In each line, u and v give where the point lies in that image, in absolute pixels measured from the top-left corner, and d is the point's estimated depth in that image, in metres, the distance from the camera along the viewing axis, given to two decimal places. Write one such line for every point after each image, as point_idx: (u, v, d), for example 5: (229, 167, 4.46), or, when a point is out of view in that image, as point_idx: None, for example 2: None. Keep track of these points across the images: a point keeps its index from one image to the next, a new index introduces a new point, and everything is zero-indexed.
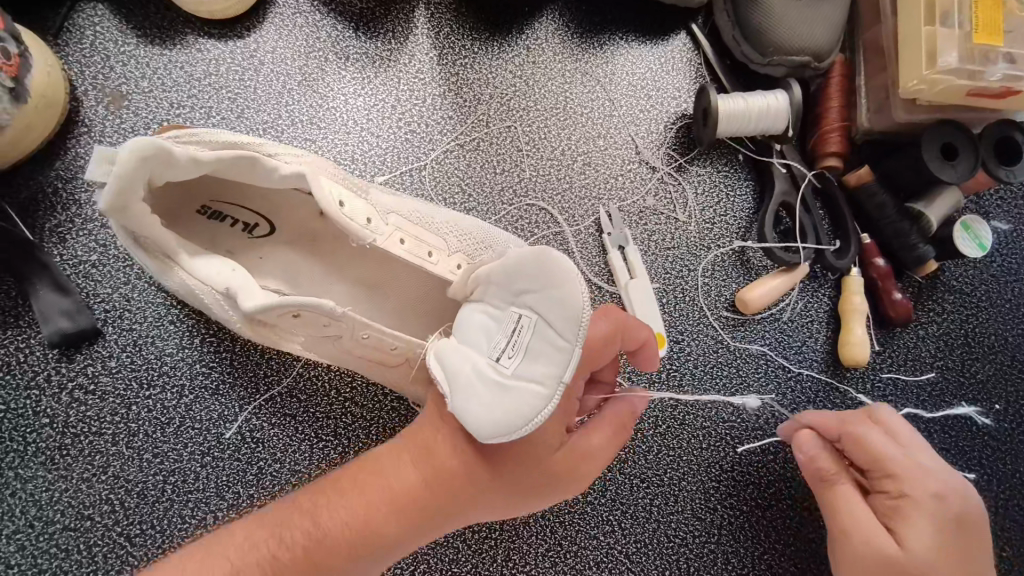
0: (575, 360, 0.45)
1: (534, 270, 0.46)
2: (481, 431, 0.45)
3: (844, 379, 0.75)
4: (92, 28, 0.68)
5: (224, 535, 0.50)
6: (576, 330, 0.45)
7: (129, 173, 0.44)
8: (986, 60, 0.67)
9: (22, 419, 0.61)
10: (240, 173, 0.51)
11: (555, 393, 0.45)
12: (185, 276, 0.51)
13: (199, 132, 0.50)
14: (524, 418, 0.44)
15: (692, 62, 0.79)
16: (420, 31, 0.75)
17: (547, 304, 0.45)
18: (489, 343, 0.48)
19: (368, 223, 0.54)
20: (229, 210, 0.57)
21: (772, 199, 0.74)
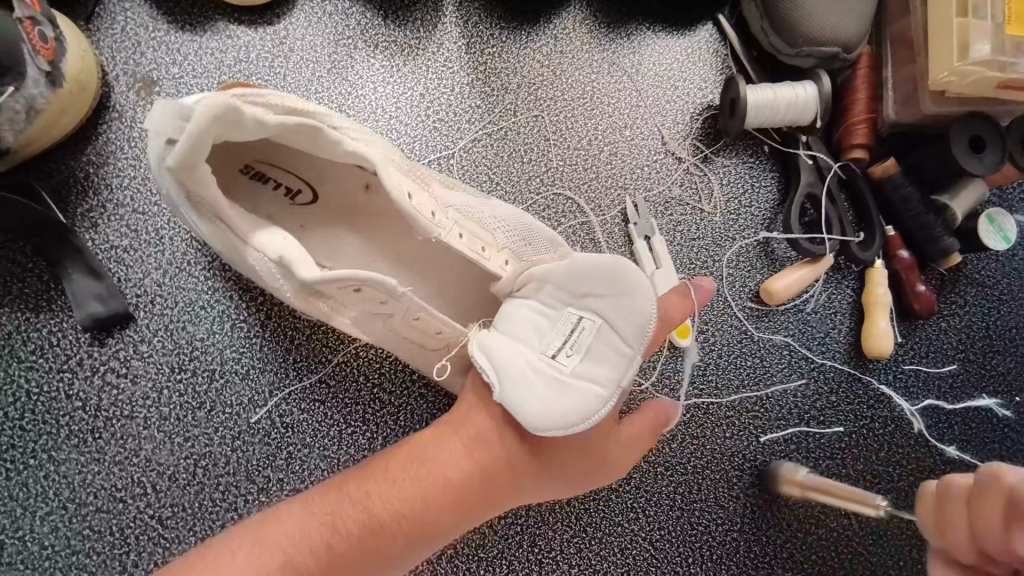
0: (633, 368, 0.47)
1: (602, 277, 0.48)
2: (535, 422, 0.46)
3: (866, 371, 0.75)
4: (123, 13, 0.68)
5: (277, 525, 0.48)
6: (640, 340, 0.47)
7: (201, 135, 0.43)
8: (1018, 52, 0.66)
9: (55, 402, 0.62)
10: (301, 143, 0.51)
11: (612, 395, 0.47)
12: (244, 245, 0.51)
13: (266, 92, 0.49)
14: (579, 417, 0.46)
15: (718, 54, 0.80)
16: (448, 19, 0.75)
17: (613, 310, 0.47)
18: (543, 339, 0.49)
19: (433, 217, 0.54)
20: (273, 174, 0.58)
21: (798, 191, 0.74)
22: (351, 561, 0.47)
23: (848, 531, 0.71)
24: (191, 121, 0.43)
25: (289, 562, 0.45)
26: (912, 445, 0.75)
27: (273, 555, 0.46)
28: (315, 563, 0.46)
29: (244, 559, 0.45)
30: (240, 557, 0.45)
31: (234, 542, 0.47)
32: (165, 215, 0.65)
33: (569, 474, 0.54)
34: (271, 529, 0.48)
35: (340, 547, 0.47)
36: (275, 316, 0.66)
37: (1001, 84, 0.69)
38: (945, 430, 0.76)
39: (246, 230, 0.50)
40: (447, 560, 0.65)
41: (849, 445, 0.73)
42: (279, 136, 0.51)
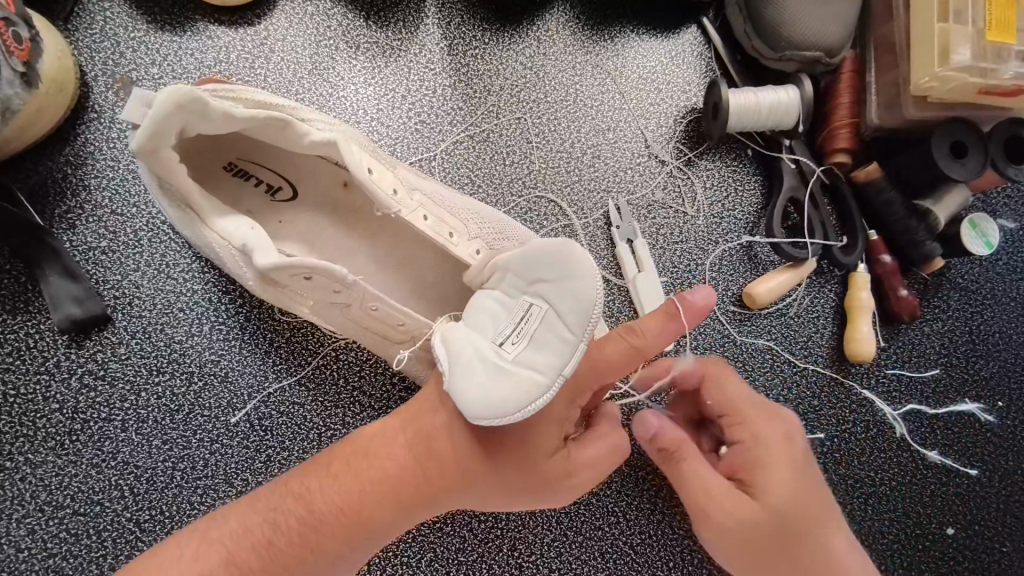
0: (578, 355, 0.44)
1: (551, 260, 0.46)
2: (471, 409, 0.44)
3: (848, 375, 0.75)
4: (102, 13, 0.68)
5: (222, 519, 0.50)
6: (584, 325, 0.44)
7: (165, 118, 0.45)
8: (999, 57, 0.66)
9: (32, 404, 0.61)
10: (272, 135, 0.52)
11: (553, 383, 0.44)
12: (207, 231, 0.52)
13: (235, 91, 0.52)
14: (516, 405, 0.43)
15: (702, 56, 0.79)
16: (430, 21, 0.75)
17: (560, 294, 0.45)
18: (496, 328, 0.48)
19: (395, 194, 0.55)
20: (255, 171, 0.58)
21: (781, 194, 0.74)
22: (292, 556, 0.48)
23: None
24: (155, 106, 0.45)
25: (227, 559, 0.47)
26: (895, 449, 0.75)
27: (216, 552, 0.48)
28: (255, 560, 0.48)
29: (188, 557, 0.48)
30: (185, 555, 0.48)
31: (182, 538, 0.49)
32: (144, 216, 0.65)
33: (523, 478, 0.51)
34: (215, 526, 0.50)
35: (280, 543, 0.48)
36: (254, 318, 0.66)
37: (983, 89, 0.69)
38: (928, 434, 0.76)
39: (212, 219, 0.51)
40: (427, 564, 0.65)
41: (830, 450, 0.74)
42: (251, 130, 0.52)
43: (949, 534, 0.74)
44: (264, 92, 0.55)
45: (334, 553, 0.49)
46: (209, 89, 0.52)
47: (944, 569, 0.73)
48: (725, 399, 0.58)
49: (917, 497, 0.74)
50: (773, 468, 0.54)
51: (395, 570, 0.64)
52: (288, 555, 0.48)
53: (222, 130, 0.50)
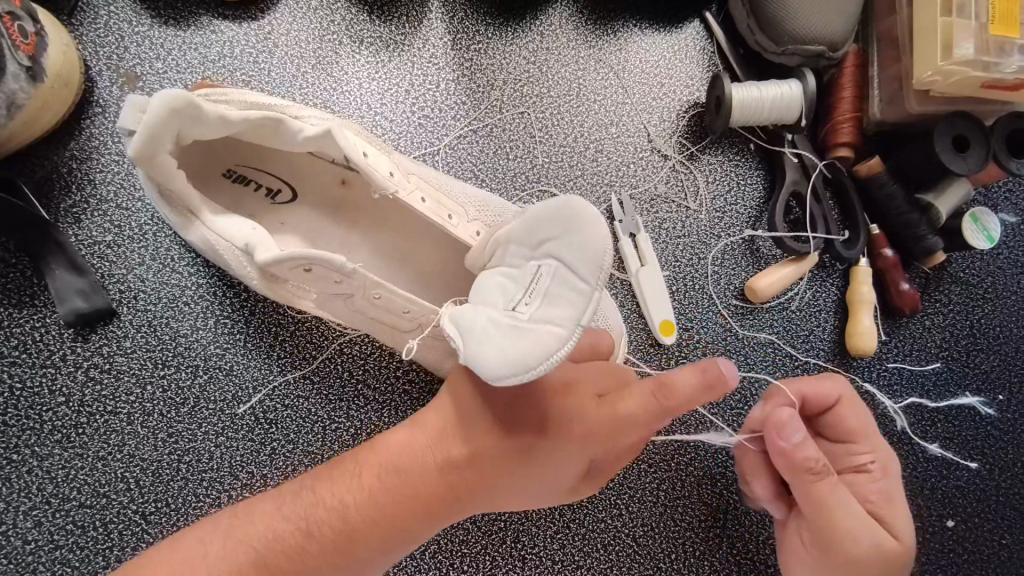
0: (595, 303, 0.43)
1: (556, 217, 0.46)
2: (489, 370, 0.42)
3: (850, 369, 0.76)
4: (106, 8, 0.68)
5: (251, 520, 0.49)
6: (598, 272, 0.43)
7: (160, 120, 0.45)
8: (1001, 51, 0.66)
9: (38, 397, 0.62)
10: (266, 135, 0.53)
11: (573, 334, 0.43)
12: (207, 233, 0.52)
13: (228, 93, 0.53)
14: (537, 359, 0.42)
15: (705, 51, 0.80)
16: (434, 16, 0.75)
17: (567, 247, 0.45)
18: (506, 299, 0.47)
19: (391, 177, 0.55)
20: (254, 175, 0.59)
21: (783, 188, 0.74)
22: (325, 562, 0.48)
23: None
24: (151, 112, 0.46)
25: (257, 564, 0.47)
26: (895, 441, 0.75)
27: (244, 555, 0.47)
28: (286, 562, 0.47)
29: (215, 555, 0.47)
30: (212, 552, 0.47)
31: (206, 536, 0.48)
32: (148, 211, 0.65)
33: (544, 486, 0.53)
34: (243, 526, 0.49)
35: (314, 551, 0.48)
36: (258, 312, 0.66)
37: (985, 83, 0.69)
38: (927, 427, 0.76)
39: (210, 218, 0.51)
40: (431, 556, 0.65)
41: None
42: (244, 132, 0.53)
43: (949, 526, 0.74)
44: (255, 94, 0.56)
45: (361, 560, 0.49)
46: (202, 95, 0.53)
47: (944, 561, 0.73)
48: (855, 427, 0.61)
49: (917, 489, 0.74)
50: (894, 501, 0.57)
51: (399, 562, 0.65)
52: (321, 563, 0.48)
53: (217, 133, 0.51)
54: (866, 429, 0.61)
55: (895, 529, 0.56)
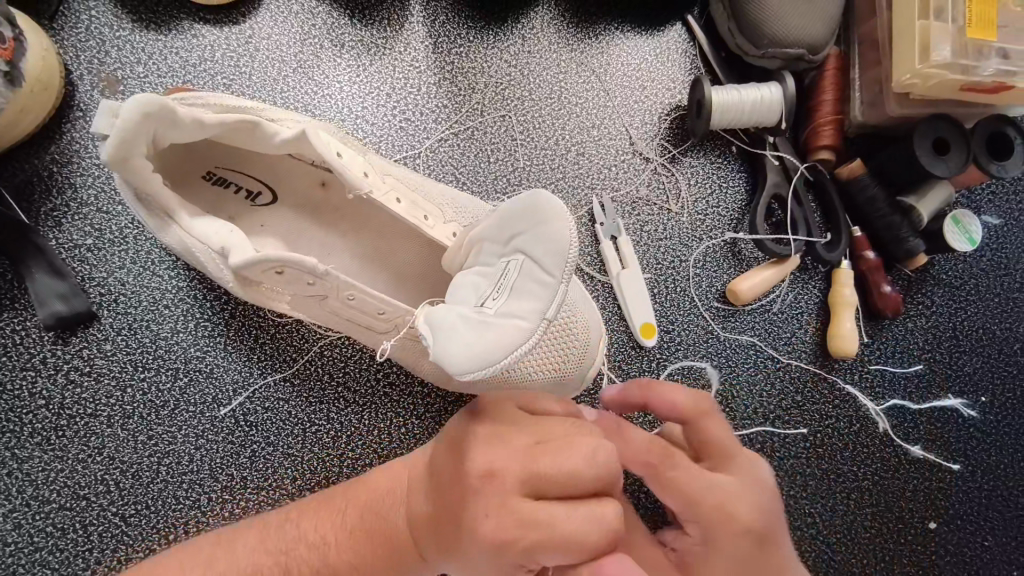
0: (560, 296, 0.45)
1: (524, 212, 0.47)
2: (456, 363, 0.43)
3: (831, 371, 0.76)
4: (87, 13, 0.68)
5: (231, 548, 0.49)
6: (563, 265, 0.44)
7: (134, 125, 0.46)
8: (980, 54, 0.67)
9: (18, 400, 0.62)
10: (242, 138, 0.53)
11: (538, 327, 0.45)
12: (185, 236, 0.52)
13: (204, 96, 0.53)
14: (503, 352, 0.43)
15: (687, 54, 0.80)
16: (415, 19, 0.75)
17: (533, 241, 0.46)
18: (477, 297, 0.48)
19: (366, 177, 0.55)
20: (233, 178, 0.59)
21: (764, 191, 0.74)
22: None
23: (812, 529, 0.73)
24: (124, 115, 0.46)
25: None
26: (877, 443, 0.75)
27: None
28: None
29: None
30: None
31: (187, 562, 0.48)
32: (128, 214, 0.66)
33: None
34: (225, 556, 0.49)
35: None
36: (239, 315, 0.66)
37: (964, 86, 0.69)
38: (910, 429, 0.76)
39: (188, 223, 0.51)
40: None
41: (813, 446, 0.74)
42: (222, 135, 0.53)
43: (931, 528, 0.74)
44: (231, 96, 0.56)
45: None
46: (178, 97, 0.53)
47: (925, 563, 0.74)
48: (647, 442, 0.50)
49: (898, 491, 0.75)
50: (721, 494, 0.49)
51: None
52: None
53: (194, 136, 0.51)
54: (653, 450, 0.49)
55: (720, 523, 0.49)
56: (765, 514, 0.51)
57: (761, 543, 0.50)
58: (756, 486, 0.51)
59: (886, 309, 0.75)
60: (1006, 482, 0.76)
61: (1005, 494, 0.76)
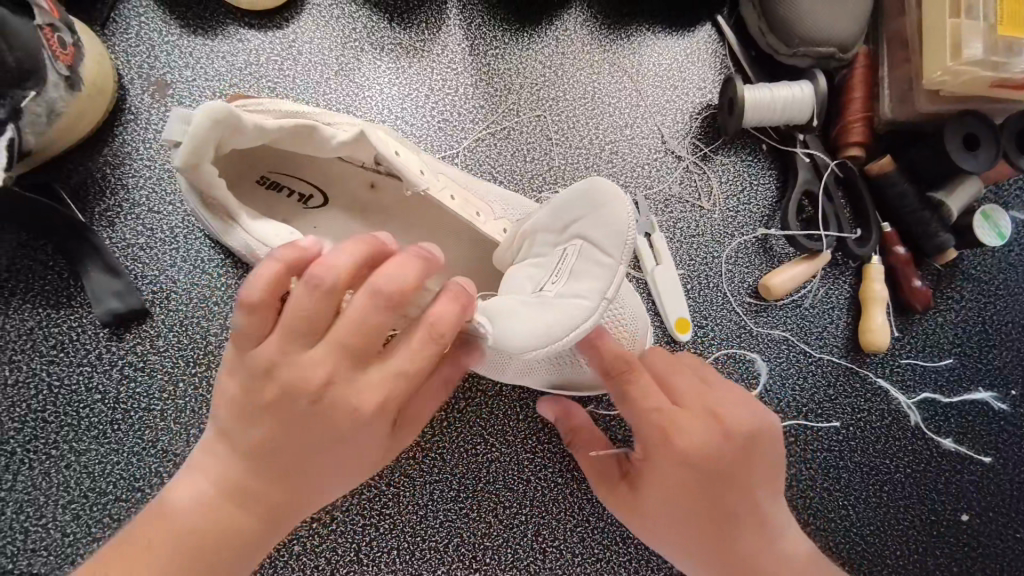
0: (619, 275, 0.48)
1: (581, 197, 0.51)
2: (523, 338, 0.48)
3: (863, 364, 0.77)
4: (137, 19, 0.70)
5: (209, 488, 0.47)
6: (622, 246, 0.48)
7: (205, 133, 0.48)
8: (1010, 51, 0.68)
9: (76, 395, 0.64)
10: (301, 142, 0.55)
11: (598, 307, 0.48)
12: (245, 237, 0.54)
13: (266, 102, 0.55)
14: (565, 329, 0.47)
15: (717, 53, 0.81)
16: (452, 22, 0.77)
17: (593, 223, 0.49)
18: (535, 283, 0.52)
19: (421, 174, 0.56)
20: (286, 181, 0.61)
21: (796, 187, 0.76)
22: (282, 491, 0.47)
23: (846, 521, 0.74)
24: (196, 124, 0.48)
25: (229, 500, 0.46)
26: (909, 437, 0.76)
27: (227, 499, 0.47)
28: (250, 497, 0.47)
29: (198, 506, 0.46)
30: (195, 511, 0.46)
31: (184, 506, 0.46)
32: (179, 214, 0.68)
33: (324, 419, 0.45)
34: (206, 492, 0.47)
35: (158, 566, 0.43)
36: None
37: (993, 83, 0.70)
38: (941, 423, 0.77)
39: (250, 225, 0.53)
40: (454, 549, 0.67)
41: (845, 439, 0.75)
42: (281, 140, 0.54)
43: (963, 520, 0.75)
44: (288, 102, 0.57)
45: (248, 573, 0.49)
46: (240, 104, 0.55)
47: (958, 555, 0.75)
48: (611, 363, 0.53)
49: (932, 483, 0.76)
50: (692, 420, 0.53)
51: (425, 554, 0.66)
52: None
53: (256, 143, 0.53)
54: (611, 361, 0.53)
55: (687, 446, 0.52)
56: (717, 461, 0.52)
57: (715, 484, 0.53)
58: (713, 430, 0.53)
59: (915, 304, 0.76)
60: None
61: None
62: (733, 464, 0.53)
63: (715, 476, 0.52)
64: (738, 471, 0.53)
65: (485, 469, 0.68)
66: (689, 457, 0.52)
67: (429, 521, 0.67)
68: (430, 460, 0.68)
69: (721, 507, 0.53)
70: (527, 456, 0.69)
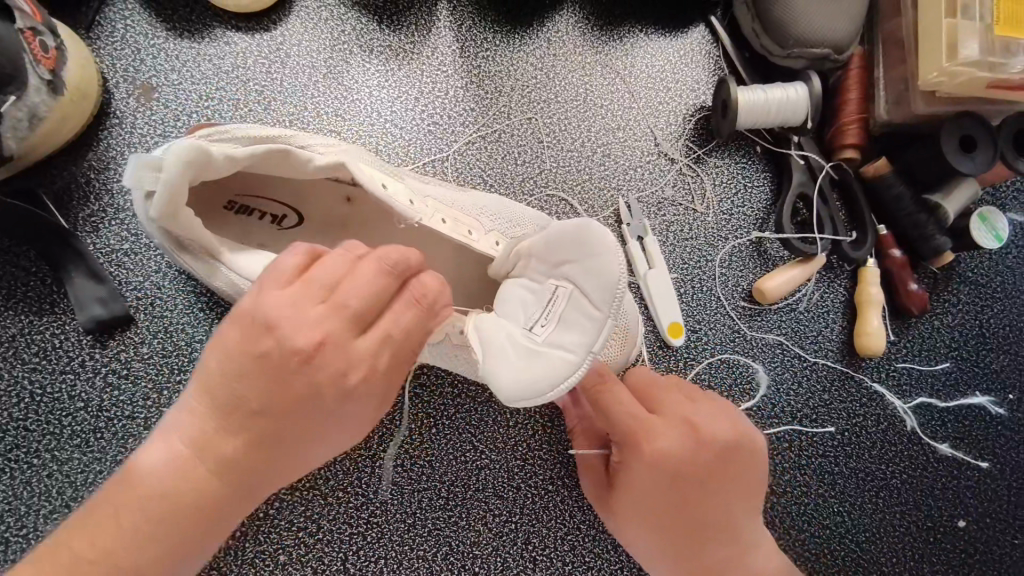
0: (605, 330, 0.47)
1: (575, 242, 0.50)
2: (507, 384, 0.49)
3: (858, 369, 0.76)
4: (122, 21, 0.70)
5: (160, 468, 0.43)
6: (609, 301, 0.47)
7: (177, 180, 0.45)
8: (1007, 52, 0.67)
9: (59, 403, 0.63)
10: (274, 168, 0.51)
11: (582, 361, 0.47)
12: (229, 274, 0.52)
13: (229, 128, 0.50)
14: (548, 384, 0.47)
15: (711, 54, 0.80)
16: (442, 24, 0.76)
17: (584, 272, 0.49)
18: (525, 316, 0.53)
19: (411, 204, 0.56)
20: (256, 204, 0.58)
21: (790, 189, 0.75)
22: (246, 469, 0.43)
23: (840, 528, 0.73)
24: (167, 171, 0.45)
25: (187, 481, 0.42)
26: (905, 442, 0.76)
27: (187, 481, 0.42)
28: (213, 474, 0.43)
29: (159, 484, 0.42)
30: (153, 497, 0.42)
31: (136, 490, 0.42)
32: None
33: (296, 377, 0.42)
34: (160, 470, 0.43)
35: (126, 534, 0.41)
36: None
37: (990, 84, 0.69)
38: (938, 428, 0.76)
39: (232, 262, 0.52)
40: (443, 557, 0.66)
41: (840, 445, 0.75)
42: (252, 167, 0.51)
43: (959, 526, 0.74)
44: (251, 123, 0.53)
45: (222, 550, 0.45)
46: (201, 133, 0.50)
47: (955, 561, 0.74)
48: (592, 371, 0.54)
49: (928, 489, 0.75)
50: (669, 428, 0.53)
51: (413, 563, 0.65)
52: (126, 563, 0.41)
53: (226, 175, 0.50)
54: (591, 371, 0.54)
55: (661, 453, 0.52)
56: (693, 468, 0.52)
57: (690, 490, 0.52)
58: (691, 437, 0.53)
59: (913, 308, 0.75)
60: None
61: None
62: (709, 472, 0.53)
63: (694, 484, 0.52)
64: (715, 479, 0.53)
65: (475, 477, 0.68)
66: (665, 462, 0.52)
67: (418, 529, 0.66)
68: (419, 467, 0.67)
69: (699, 515, 0.53)
70: (518, 463, 0.68)
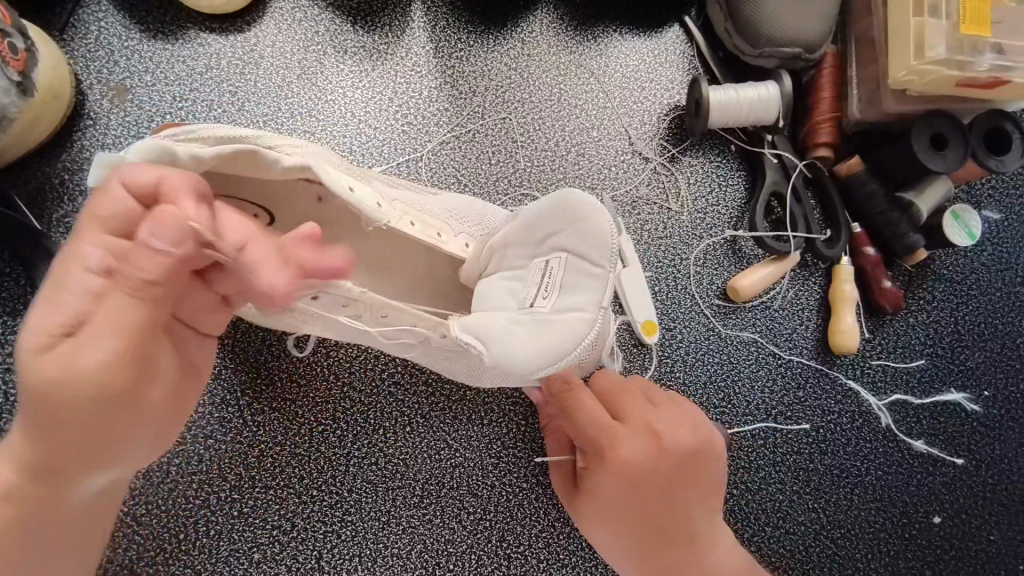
0: (610, 285, 0.51)
1: (560, 211, 0.51)
2: (525, 361, 0.50)
3: (833, 366, 0.77)
4: (96, 23, 0.70)
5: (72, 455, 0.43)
6: (608, 256, 0.50)
7: None
8: (975, 50, 0.68)
9: None
10: (241, 169, 0.50)
11: (597, 316, 0.51)
12: None
13: (195, 128, 0.50)
14: (572, 342, 0.51)
15: (686, 54, 0.81)
16: (416, 25, 0.77)
17: (573, 239, 0.51)
18: (517, 300, 0.54)
19: (379, 207, 0.55)
20: None
21: (764, 188, 0.75)
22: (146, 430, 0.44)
23: (816, 524, 0.73)
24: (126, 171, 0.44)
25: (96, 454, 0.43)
26: (880, 438, 0.76)
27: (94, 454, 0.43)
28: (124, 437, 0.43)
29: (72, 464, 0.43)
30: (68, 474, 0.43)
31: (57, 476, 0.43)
32: None
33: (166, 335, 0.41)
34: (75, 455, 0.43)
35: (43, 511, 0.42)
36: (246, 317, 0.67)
37: (960, 82, 0.70)
38: (913, 424, 0.77)
39: None
40: (416, 555, 0.66)
41: (816, 441, 0.75)
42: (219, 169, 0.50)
43: (935, 522, 0.75)
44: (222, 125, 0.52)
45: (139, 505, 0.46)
46: (169, 134, 0.49)
47: (931, 557, 0.74)
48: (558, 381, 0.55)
49: (903, 486, 0.75)
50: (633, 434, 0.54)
51: (387, 561, 0.66)
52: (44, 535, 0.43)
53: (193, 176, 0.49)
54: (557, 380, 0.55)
55: (626, 460, 0.52)
56: (657, 475, 0.52)
57: (655, 498, 0.52)
58: (654, 444, 0.53)
59: (886, 305, 0.75)
60: (1009, 477, 0.76)
61: (1010, 489, 0.76)
62: (674, 478, 0.53)
63: (657, 492, 0.52)
64: (680, 485, 0.53)
65: (449, 475, 0.68)
66: (628, 469, 0.52)
67: (392, 527, 0.66)
68: (393, 465, 0.67)
69: (663, 523, 0.53)
70: (492, 461, 0.69)
